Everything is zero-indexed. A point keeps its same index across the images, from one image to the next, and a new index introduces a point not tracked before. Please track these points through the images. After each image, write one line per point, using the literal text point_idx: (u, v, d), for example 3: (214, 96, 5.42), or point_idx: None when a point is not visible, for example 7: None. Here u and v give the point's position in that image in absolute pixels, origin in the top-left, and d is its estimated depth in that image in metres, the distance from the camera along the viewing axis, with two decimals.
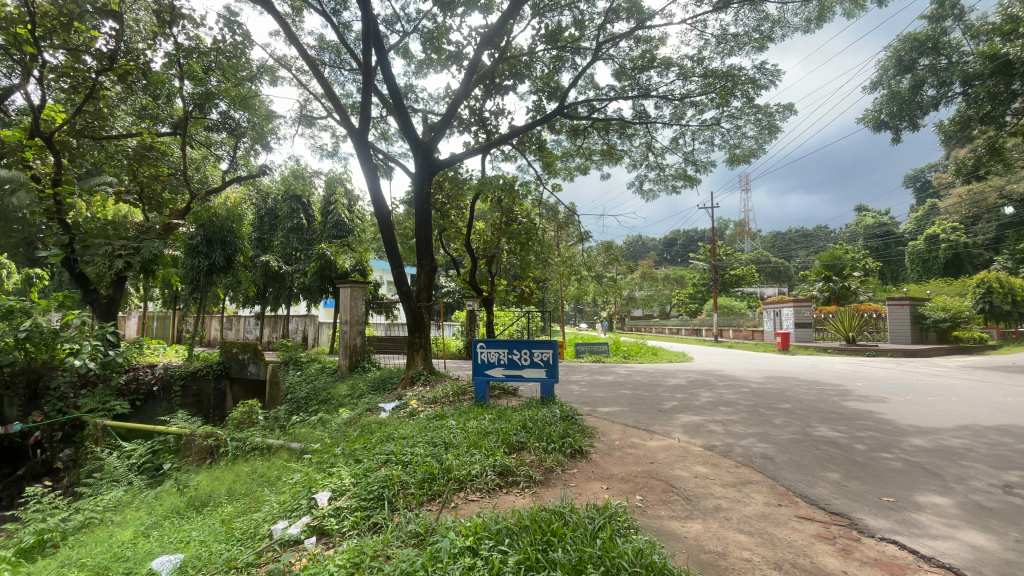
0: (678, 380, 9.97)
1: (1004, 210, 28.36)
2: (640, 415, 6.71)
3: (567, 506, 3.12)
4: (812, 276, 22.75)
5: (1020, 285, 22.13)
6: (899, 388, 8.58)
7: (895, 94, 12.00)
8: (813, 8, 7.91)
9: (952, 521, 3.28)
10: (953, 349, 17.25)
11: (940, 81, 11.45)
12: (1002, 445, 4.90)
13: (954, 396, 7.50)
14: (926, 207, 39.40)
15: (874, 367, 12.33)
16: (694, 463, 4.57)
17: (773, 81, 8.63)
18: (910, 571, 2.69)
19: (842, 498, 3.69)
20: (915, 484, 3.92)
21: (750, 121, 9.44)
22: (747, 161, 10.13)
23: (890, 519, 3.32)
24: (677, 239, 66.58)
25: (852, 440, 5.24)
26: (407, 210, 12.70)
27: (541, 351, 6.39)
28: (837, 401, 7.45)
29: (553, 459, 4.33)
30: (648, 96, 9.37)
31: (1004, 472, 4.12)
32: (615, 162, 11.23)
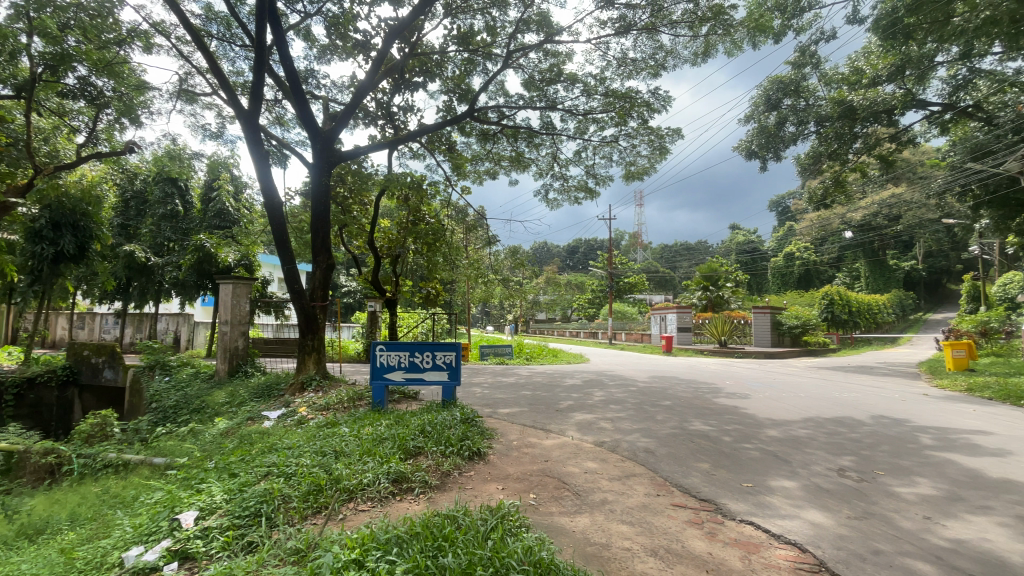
0: (575, 381, 10.48)
1: (844, 233, 33.88)
2: (538, 415, 6.91)
3: (461, 509, 3.10)
4: (690, 286, 24.84)
5: (853, 298, 26.43)
6: (760, 385, 9.79)
7: (764, 128, 14.65)
8: (700, 44, 8.76)
9: (798, 501, 3.78)
10: (802, 351, 20.08)
11: (799, 120, 14.17)
12: (836, 434, 5.77)
13: (802, 392, 8.71)
14: (785, 229, 45.65)
15: (741, 367, 13.96)
16: (585, 459, 4.80)
17: (665, 106, 9.41)
18: (763, 548, 3.05)
19: (711, 485, 4.10)
20: (770, 471, 4.48)
21: (644, 141, 10.20)
22: (641, 178, 10.95)
23: (749, 503, 3.75)
24: (579, 247, 69.88)
25: (721, 433, 5.85)
26: (303, 202, 11.89)
27: (444, 355, 6.32)
28: (710, 397, 8.30)
29: (451, 463, 4.29)
30: (555, 108, 9.70)
31: (836, 458, 4.85)
32: (522, 169, 11.49)
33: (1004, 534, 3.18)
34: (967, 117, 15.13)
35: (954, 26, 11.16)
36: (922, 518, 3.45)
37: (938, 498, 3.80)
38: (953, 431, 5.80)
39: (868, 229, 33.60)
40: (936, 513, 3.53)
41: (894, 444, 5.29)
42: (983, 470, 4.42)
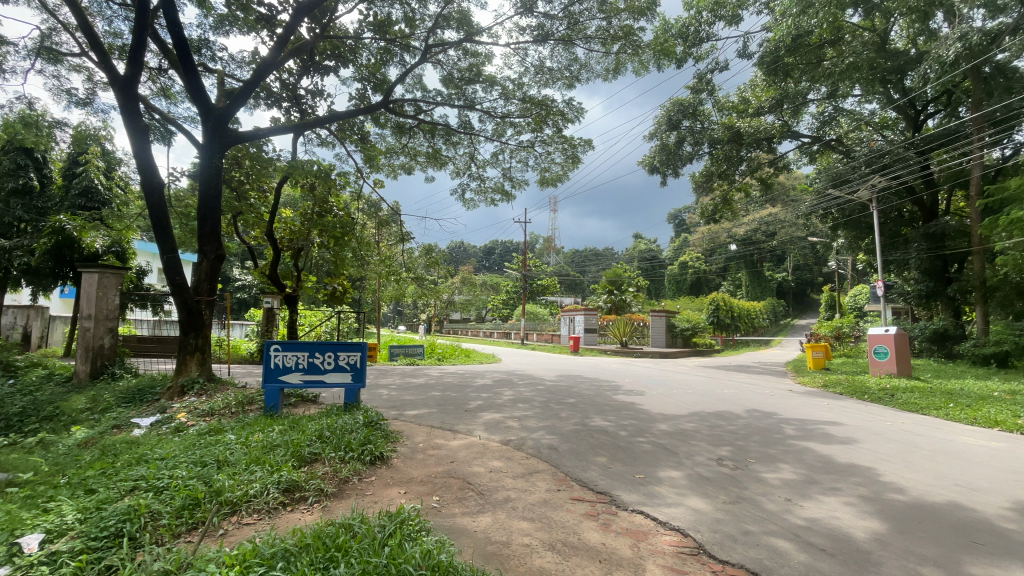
0: (484, 380, 10.54)
1: (730, 246, 37.65)
2: (446, 415, 6.85)
3: (357, 516, 2.97)
4: (598, 289, 26.63)
5: (735, 304, 29.49)
6: (654, 382, 10.54)
7: (665, 146, 15.91)
8: (611, 61, 9.24)
9: (682, 490, 4.11)
10: (692, 352, 21.99)
11: (695, 140, 15.63)
12: (718, 427, 6.37)
13: (690, 389, 9.52)
14: (681, 239, 49.69)
15: (639, 366, 14.94)
16: (490, 458, 4.84)
17: (578, 116, 9.80)
18: (650, 535, 3.27)
19: (607, 478, 4.34)
20: (659, 462, 4.84)
21: (558, 149, 10.53)
22: (554, 184, 11.31)
23: (640, 493, 4.01)
24: (495, 248, 70.50)
25: (618, 428, 6.21)
26: (191, 185, 10.72)
27: (348, 355, 6.06)
28: (610, 395, 8.77)
29: (349, 469, 4.10)
30: (473, 108, 9.68)
31: (716, 448, 5.35)
32: (439, 166, 11.33)
33: (845, 510, 3.71)
34: (830, 150, 17.80)
35: (824, 68, 13.55)
36: (783, 500, 3.91)
37: (796, 481, 4.34)
38: (811, 422, 6.67)
39: (750, 243, 37.62)
40: (795, 494, 4.02)
41: (765, 435, 5.96)
42: (831, 455, 5.13)
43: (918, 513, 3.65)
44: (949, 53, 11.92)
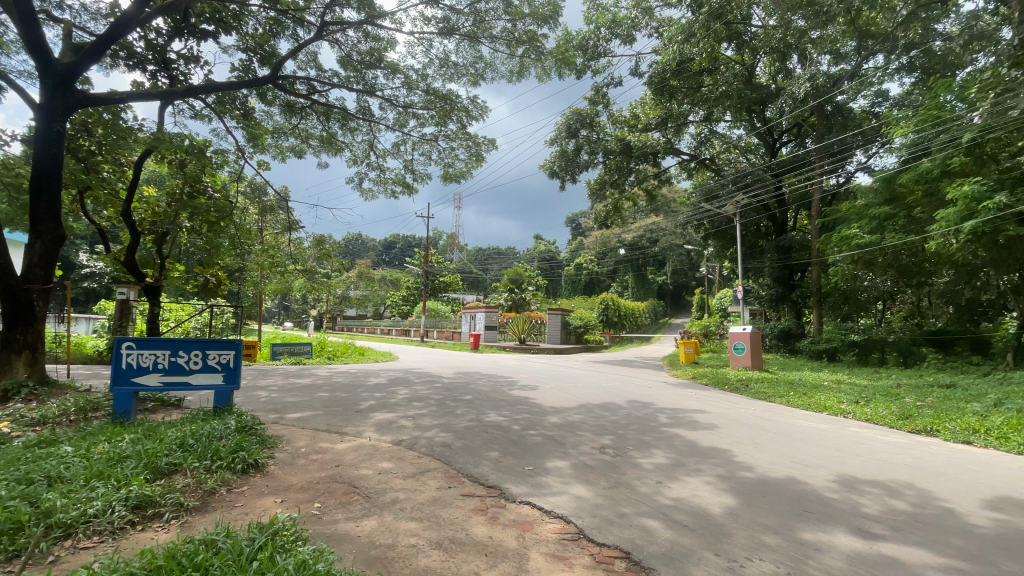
0: (378, 379, 10.19)
1: (620, 250, 40.42)
2: (333, 417, 6.49)
3: (221, 531, 2.69)
4: (499, 287, 27.09)
5: (622, 304, 31.80)
6: (548, 377, 10.96)
7: (564, 153, 16.84)
8: (516, 64, 9.42)
9: (567, 479, 4.32)
10: (584, 349, 23.27)
11: (591, 149, 16.70)
12: (602, 417, 6.80)
13: (580, 383, 10.06)
14: (577, 242, 52.26)
15: (535, 362, 15.44)
16: (380, 459, 4.68)
17: (482, 115, 9.84)
18: (535, 525, 3.40)
19: (497, 472, 4.42)
20: (548, 453, 5.03)
21: (461, 146, 10.49)
22: (457, 180, 11.24)
23: (528, 484, 4.14)
24: (395, 242, 68.35)
25: (511, 422, 6.36)
26: (22, 151, 8.95)
27: (219, 352, 5.51)
28: (506, 390, 8.96)
29: (217, 479, 3.71)
30: (373, 94, 9.27)
31: (600, 438, 5.70)
32: (334, 152, 10.69)
33: (705, 489, 4.17)
34: (705, 167, 19.88)
35: (702, 93, 15.48)
36: (655, 482, 4.29)
37: (666, 465, 4.79)
38: (681, 411, 7.40)
39: (637, 250, 40.62)
40: (664, 477, 4.43)
41: (642, 424, 6.48)
42: (697, 440, 5.73)
43: (762, 488, 4.22)
44: (801, 90, 13.86)
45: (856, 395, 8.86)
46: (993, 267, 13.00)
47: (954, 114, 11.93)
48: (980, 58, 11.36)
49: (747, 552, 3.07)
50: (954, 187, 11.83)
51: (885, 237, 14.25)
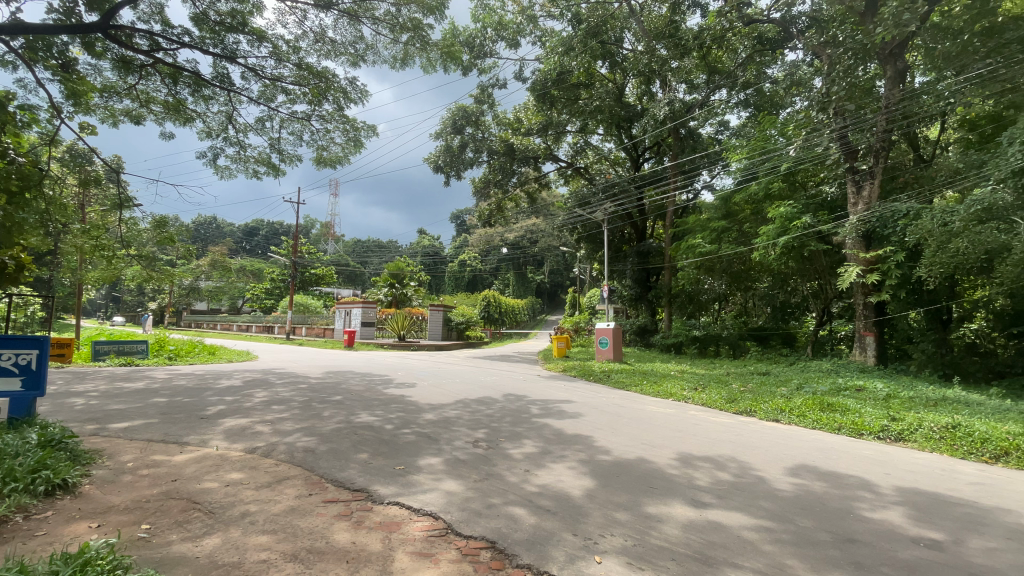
0: (232, 381, 9.15)
1: (502, 249, 41.44)
2: (172, 425, 5.67)
3: (9, 568, 2.19)
4: (378, 282, 26.12)
5: (503, 301, 32.71)
6: (425, 374, 10.83)
7: (449, 148, 16.92)
8: (399, 50, 9.10)
9: (438, 475, 4.30)
10: (464, 345, 23.42)
11: (476, 148, 16.95)
12: (477, 412, 6.91)
13: (458, 379, 10.12)
14: (460, 239, 52.43)
15: (413, 359, 15.11)
16: (229, 470, 4.21)
17: (361, 98, 9.34)
18: (402, 525, 3.32)
19: (365, 474, 4.23)
20: (420, 451, 4.96)
21: (337, 128, 9.85)
22: (332, 165, 10.53)
23: (398, 484, 4.04)
24: (260, 229, 62.02)
25: (384, 421, 6.15)
26: None
27: (17, 352, 4.47)
28: (380, 389, 8.65)
29: (9, 505, 3.02)
30: (234, 61, 8.26)
31: (474, 432, 5.78)
32: (183, 122, 9.33)
33: (568, 473, 4.45)
34: (580, 176, 21.30)
35: (579, 104, 16.62)
36: (523, 471, 4.47)
37: (534, 454, 5.01)
38: (552, 402, 7.82)
39: (517, 249, 42.40)
40: (532, 465, 4.64)
41: (515, 416, 6.72)
42: (563, 428, 6.10)
43: (617, 469, 4.64)
44: (661, 112, 15.54)
45: (695, 383, 10.21)
46: (799, 275, 15.82)
47: (776, 146, 14.30)
48: (796, 102, 13.82)
49: (601, 530, 3.34)
50: (774, 208, 14.16)
51: (721, 247, 16.49)
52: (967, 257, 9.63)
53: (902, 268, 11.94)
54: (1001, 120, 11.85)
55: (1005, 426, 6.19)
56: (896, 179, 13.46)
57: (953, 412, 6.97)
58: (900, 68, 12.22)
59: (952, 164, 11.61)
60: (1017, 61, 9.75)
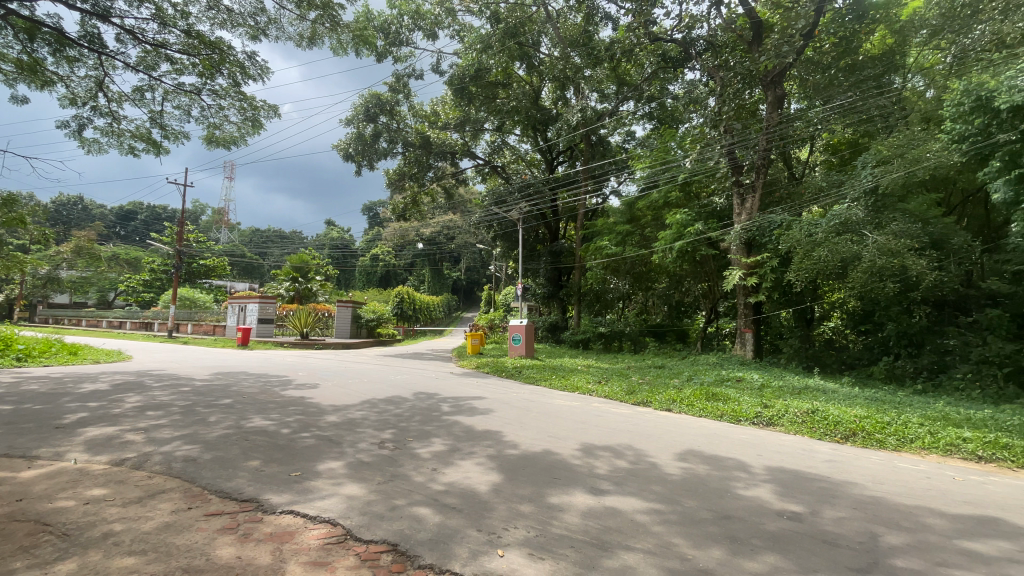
0: (99, 385, 8.02)
1: (417, 244, 40.65)
2: (14, 437, 4.83)
3: None
4: (280, 275, 24.40)
5: (417, 298, 32.18)
6: (329, 374, 10.28)
7: (361, 136, 16.23)
8: (306, 27, 8.53)
9: (339, 479, 4.10)
10: (374, 343, 22.61)
11: (390, 138, 16.42)
12: (384, 412, 6.70)
13: (364, 378, 9.74)
14: (372, 232, 50.49)
15: (317, 358, 14.28)
16: (89, 486, 3.67)
17: (261, 75, 8.62)
18: (296, 535, 3.11)
19: (255, 483, 3.92)
20: (320, 455, 4.70)
21: (233, 106, 9.01)
22: (226, 146, 9.62)
23: (293, 492, 3.79)
24: (138, 213, 55.00)
25: (280, 425, 5.73)
26: None
27: None
28: (278, 390, 8.06)
29: None
30: (107, 20, 7.21)
31: (380, 433, 5.58)
32: (39, 85, 7.98)
33: (475, 470, 4.46)
34: (496, 174, 21.51)
35: (497, 103, 16.79)
36: (430, 470, 4.40)
37: (442, 452, 4.96)
38: (462, 399, 7.80)
39: (433, 244, 41.93)
40: (439, 464, 4.59)
41: (424, 414, 6.60)
42: (472, 425, 6.10)
43: (523, 462, 4.74)
44: (574, 118, 16.23)
45: (600, 376, 10.77)
46: (692, 277, 17.32)
47: (674, 158, 15.47)
48: (694, 118, 15.09)
49: (505, 523, 3.38)
50: (672, 215, 15.32)
51: (626, 249, 17.57)
52: (828, 264, 11.08)
53: (776, 273, 13.50)
54: (856, 146, 14.09)
55: (852, 410, 7.25)
56: (773, 194, 14.96)
57: (813, 399, 8.03)
58: (779, 94, 13.52)
59: (817, 182, 13.27)
60: (868, 97, 12.52)
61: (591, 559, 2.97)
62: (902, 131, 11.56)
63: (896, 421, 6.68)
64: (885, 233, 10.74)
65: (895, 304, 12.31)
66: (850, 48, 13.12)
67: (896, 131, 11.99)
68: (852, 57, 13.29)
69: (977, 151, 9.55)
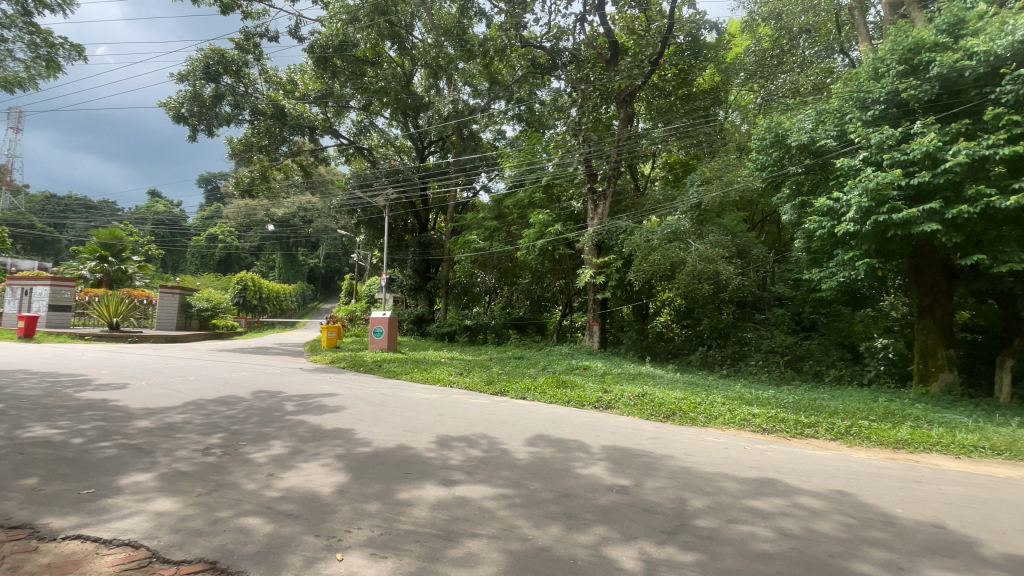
0: None
1: (267, 226, 36.85)
2: None
3: None
4: (82, 253, 20.12)
5: (265, 286, 29.22)
6: (145, 372, 8.76)
7: (199, 96, 14.17)
8: None
9: (148, 494, 3.52)
10: (209, 335, 19.85)
11: (235, 103, 14.63)
12: (214, 414, 5.92)
13: (192, 377, 8.50)
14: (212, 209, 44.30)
15: (132, 353, 12.09)
16: None
17: (63, 8, 6.97)
18: (84, 564, 2.60)
19: (28, 507, 3.18)
20: (124, 467, 3.98)
21: (18, 38, 7.14)
22: (7, 88, 7.59)
23: (83, 513, 3.16)
24: None
25: (71, 435, 4.73)
26: None
27: None
28: (72, 392, 6.63)
29: None
30: None
31: (207, 438, 4.92)
32: None
33: (319, 471, 4.17)
34: (362, 156, 20.40)
35: (365, 81, 15.97)
36: (265, 475, 4.00)
37: (282, 455, 4.54)
38: (310, 397, 7.25)
39: (286, 226, 38.11)
40: (277, 468, 4.20)
41: (264, 415, 5.98)
42: (320, 424, 5.70)
43: (373, 459, 4.56)
44: (446, 109, 16.18)
45: (461, 368, 10.89)
46: (552, 273, 18.46)
47: (539, 161, 16.26)
48: (558, 124, 16.07)
49: (348, 525, 3.22)
50: (535, 214, 16.10)
51: (493, 244, 18.01)
52: (661, 267, 12.67)
53: (619, 273, 14.99)
54: (687, 166, 16.38)
55: (674, 393, 8.41)
56: (622, 203, 16.57)
57: (645, 384, 9.15)
58: (630, 113, 14.99)
59: (655, 196, 15.02)
60: (696, 125, 14.68)
61: (436, 551, 2.97)
62: (722, 157, 13.69)
63: (706, 401, 7.93)
64: (705, 243, 12.59)
65: (710, 304, 14.56)
66: (687, 80, 15.21)
67: (717, 157, 14.11)
68: (687, 88, 15.36)
69: (773, 179, 11.49)
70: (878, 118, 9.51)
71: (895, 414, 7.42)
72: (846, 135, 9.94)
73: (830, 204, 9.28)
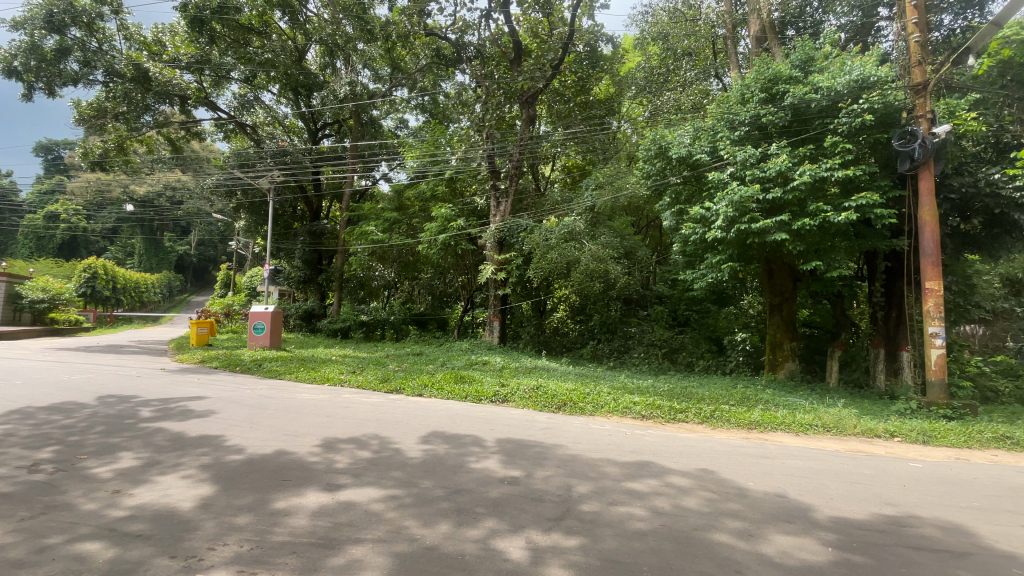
0: None
1: (125, 205, 32.35)
2: None
3: None
4: None
5: (121, 275, 25.46)
6: None
7: (36, 48, 12.00)
8: None
9: None
10: (44, 331, 16.75)
11: (85, 60, 12.63)
12: (46, 424, 5.01)
13: (17, 381, 7.12)
14: None
15: None
16: None
17: None
18: None
19: None
20: None
21: None
22: None
23: None
24: None
25: None
26: None
27: None
28: None
29: None
30: None
31: (34, 452, 4.15)
32: None
33: (180, 484, 3.72)
34: (244, 133, 18.63)
35: (250, 51, 14.62)
36: (110, 493, 3.47)
37: (134, 468, 3.97)
38: (174, 401, 6.44)
39: (149, 206, 33.65)
40: (127, 483, 3.66)
41: (113, 423, 5.19)
42: (184, 431, 5.08)
43: (247, 467, 4.17)
44: (342, 91, 15.38)
45: (354, 365, 10.39)
46: (454, 269, 18.36)
47: (442, 154, 16.03)
48: (462, 119, 16.08)
49: (211, 542, 2.90)
50: (438, 208, 15.93)
51: (392, 237, 17.43)
52: (557, 265, 13.23)
53: (519, 270, 15.40)
54: (583, 170, 17.25)
55: (565, 385, 8.80)
56: (522, 201, 16.99)
57: (539, 377, 9.46)
58: (531, 114, 15.36)
59: (554, 198, 15.59)
60: (592, 131, 15.49)
61: (314, 561, 2.80)
62: (613, 164, 14.64)
63: (594, 391, 8.41)
64: (597, 244, 13.33)
65: (601, 301, 15.49)
66: (585, 88, 15.98)
67: (609, 164, 15.05)
68: (585, 96, 16.15)
69: (656, 187, 12.50)
70: (743, 138, 10.77)
71: (749, 399, 8.49)
72: (717, 151, 11.08)
73: (702, 213, 10.33)
